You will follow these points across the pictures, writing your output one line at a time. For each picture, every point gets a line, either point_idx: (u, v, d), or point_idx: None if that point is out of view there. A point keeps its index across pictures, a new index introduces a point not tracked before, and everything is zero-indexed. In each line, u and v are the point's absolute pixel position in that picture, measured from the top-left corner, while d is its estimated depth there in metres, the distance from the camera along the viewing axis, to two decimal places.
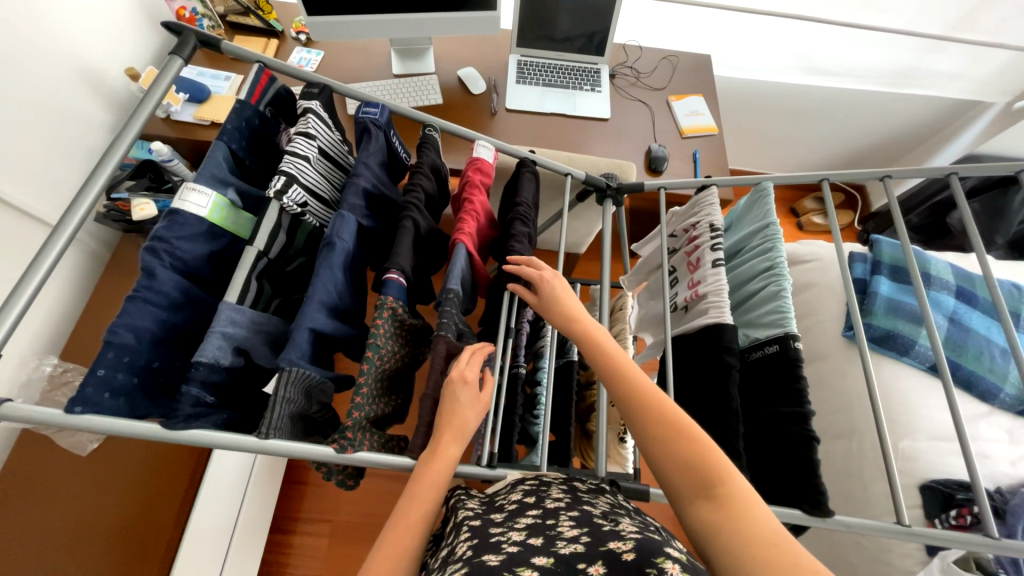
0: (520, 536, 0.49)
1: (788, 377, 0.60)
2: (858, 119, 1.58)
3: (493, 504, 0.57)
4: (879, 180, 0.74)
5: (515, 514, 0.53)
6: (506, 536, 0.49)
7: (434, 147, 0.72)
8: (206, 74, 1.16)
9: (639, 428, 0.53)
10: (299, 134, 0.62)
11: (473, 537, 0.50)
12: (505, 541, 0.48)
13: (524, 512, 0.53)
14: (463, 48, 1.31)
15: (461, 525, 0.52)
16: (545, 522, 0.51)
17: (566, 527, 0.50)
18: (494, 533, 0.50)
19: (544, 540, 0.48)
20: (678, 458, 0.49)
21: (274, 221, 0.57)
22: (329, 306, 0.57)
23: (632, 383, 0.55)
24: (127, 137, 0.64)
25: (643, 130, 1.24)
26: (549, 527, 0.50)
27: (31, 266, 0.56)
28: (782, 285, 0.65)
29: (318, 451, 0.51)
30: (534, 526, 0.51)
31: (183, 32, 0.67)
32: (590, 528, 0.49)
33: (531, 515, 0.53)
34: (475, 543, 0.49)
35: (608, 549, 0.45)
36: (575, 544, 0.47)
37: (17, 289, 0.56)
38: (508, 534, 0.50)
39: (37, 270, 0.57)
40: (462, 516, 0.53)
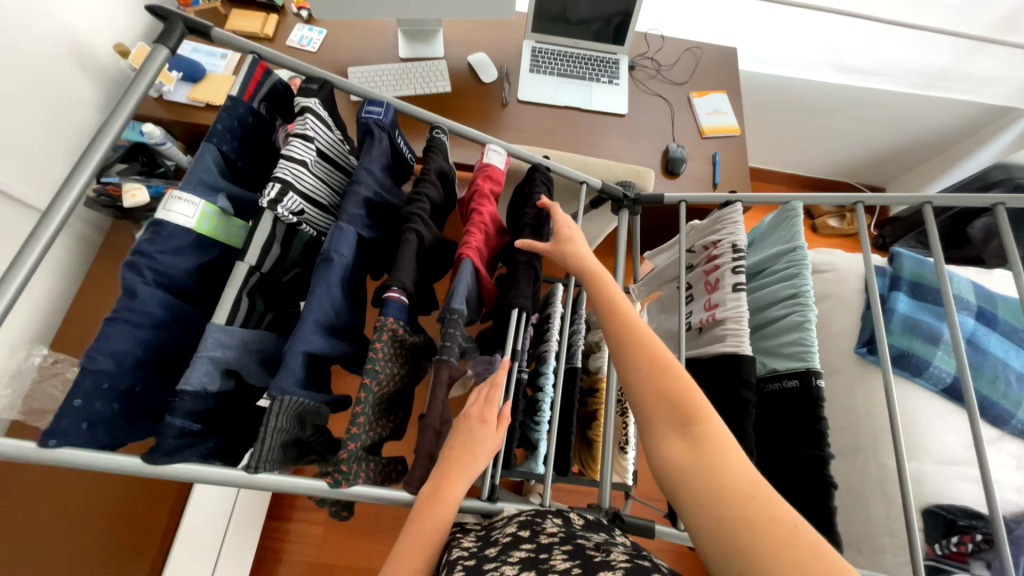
0: (513, 571, 0.47)
1: (808, 416, 0.57)
2: (887, 121, 1.50)
3: (488, 538, 0.54)
4: (922, 205, 0.70)
5: (509, 548, 0.51)
6: (499, 572, 0.47)
7: (441, 150, 0.67)
8: (202, 51, 1.09)
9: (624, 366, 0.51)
10: (295, 135, 0.57)
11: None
12: None
13: (518, 546, 0.51)
14: (474, 31, 1.24)
15: (455, 561, 0.49)
16: (538, 557, 0.49)
17: (559, 560, 0.47)
18: (487, 569, 0.48)
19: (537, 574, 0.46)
20: (658, 394, 0.48)
21: (267, 233, 0.53)
22: (325, 326, 0.53)
23: (625, 324, 0.54)
24: (117, 122, 0.60)
25: (660, 128, 1.18)
26: (541, 562, 0.48)
27: (8, 272, 0.52)
28: (807, 316, 0.61)
29: (312, 487, 0.49)
30: (528, 560, 0.48)
31: (169, 16, 0.62)
32: (583, 561, 0.47)
33: (525, 549, 0.50)
34: None
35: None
36: None
37: (0, 287, 0.52)
38: (502, 568, 0.48)
39: (22, 268, 0.53)
40: (456, 554, 0.50)
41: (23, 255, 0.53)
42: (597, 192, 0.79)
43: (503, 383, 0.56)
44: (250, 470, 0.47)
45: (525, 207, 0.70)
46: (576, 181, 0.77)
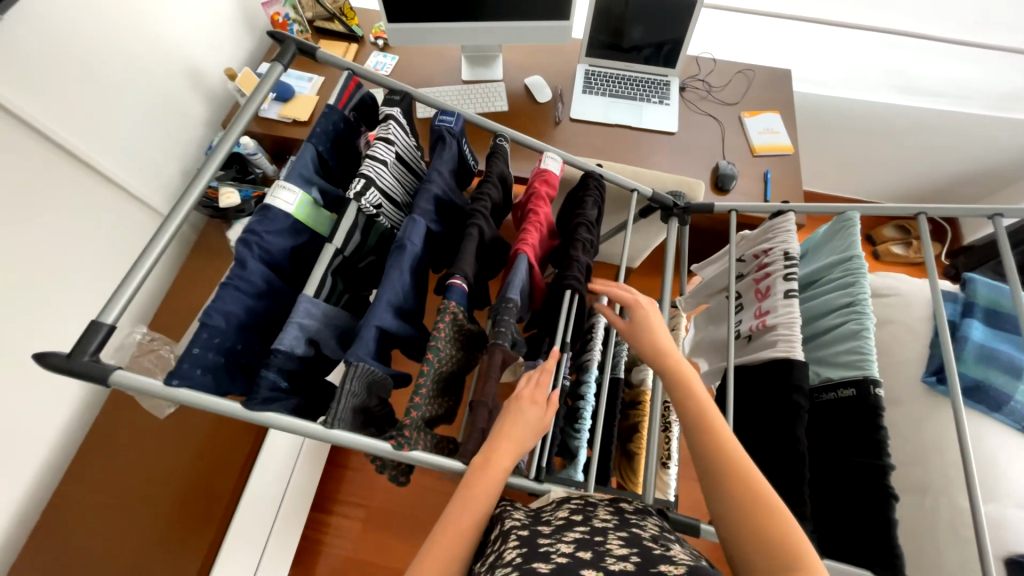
0: (569, 548, 0.49)
1: (866, 425, 0.56)
2: (957, 144, 1.43)
3: (539, 517, 0.57)
4: (988, 219, 0.67)
5: (562, 529, 0.53)
6: (554, 548, 0.49)
7: (503, 156, 0.73)
8: (292, 75, 1.24)
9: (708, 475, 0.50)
10: (379, 139, 0.65)
11: (523, 546, 0.50)
12: (554, 552, 0.48)
13: (572, 528, 0.53)
14: (531, 57, 1.33)
15: (509, 533, 0.53)
16: (593, 538, 0.50)
17: (615, 545, 0.49)
18: (542, 544, 0.50)
19: (593, 554, 0.47)
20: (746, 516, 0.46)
21: (351, 221, 0.60)
22: (395, 306, 0.59)
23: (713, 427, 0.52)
24: (244, 119, 0.69)
25: (710, 146, 1.19)
26: (597, 543, 0.49)
27: (155, 236, 0.58)
28: (864, 324, 0.60)
29: (377, 445, 0.53)
30: (583, 540, 0.50)
31: (284, 40, 0.73)
32: (641, 550, 0.48)
33: (579, 530, 0.52)
34: (524, 551, 0.49)
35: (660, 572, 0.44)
36: (625, 563, 0.46)
37: (153, 241, 0.58)
38: (557, 545, 0.49)
39: (168, 229, 0.60)
40: (510, 526, 0.54)
41: (171, 217, 0.60)
42: (647, 201, 0.82)
43: (552, 369, 0.60)
44: (325, 427, 0.53)
45: (579, 210, 0.74)
46: (627, 189, 0.81)
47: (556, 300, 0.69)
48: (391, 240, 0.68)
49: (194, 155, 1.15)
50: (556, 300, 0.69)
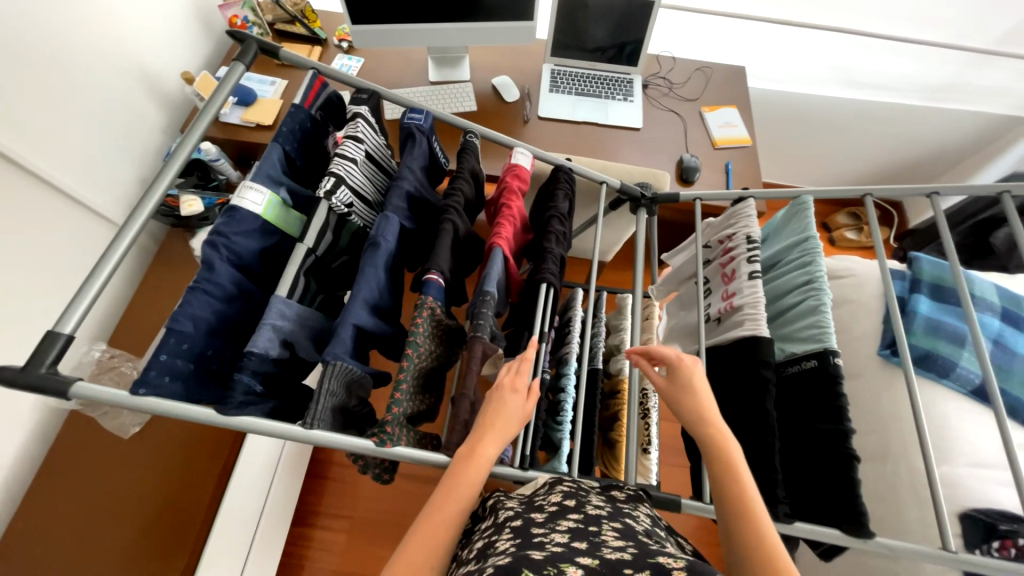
0: (564, 538, 0.49)
1: (828, 394, 0.59)
2: (898, 134, 1.53)
3: (531, 504, 0.58)
4: (926, 197, 0.72)
5: (556, 516, 0.53)
6: (548, 538, 0.49)
7: (474, 153, 0.74)
8: (253, 79, 1.21)
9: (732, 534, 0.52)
10: (348, 137, 0.64)
11: (516, 537, 0.50)
12: (549, 541, 0.48)
13: (565, 516, 0.54)
14: (497, 57, 1.34)
15: (504, 525, 0.53)
16: (587, 528, 0.51)
17: (610, 536, 0.50)
18: (537, 534, 0.51)
19: (589, 544, 0.48)
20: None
21: (322, 220, 0.59)
22: (371, 304, 0.59)
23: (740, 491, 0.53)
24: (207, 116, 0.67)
25: (674, 141, 1.24)
26: (592, 534, 0.50)
27: (113, 243, 0.55)
28: (822, 300, 0.64)
29: (359, 443, 0.53)
30: (577, 530, 0.51)
31: (245, 39, 0.71)
32: (637, 543, 0.49)
33: (573, 519, 0.53)
34: (518, 541, 0.49)
35: (658, 563, 0.45)
36: (622, 552, 0.47)
37: (111, 248, 0.56)
38: (552, 535, 0.50)
39: (127, 236, 0.57)
40: (504, 518, 0.54)
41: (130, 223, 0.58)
42: (616, 193, 0.85)
43: (532, 359, 0.61)
44: (305, 428, 0.52)
45: (551, 203, 0.76)
46: (596, 182, 0.83)
47: (532, 292, 0.70)
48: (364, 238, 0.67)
49: (152, 162, 1.10)
50: (532, 292, 0.70)
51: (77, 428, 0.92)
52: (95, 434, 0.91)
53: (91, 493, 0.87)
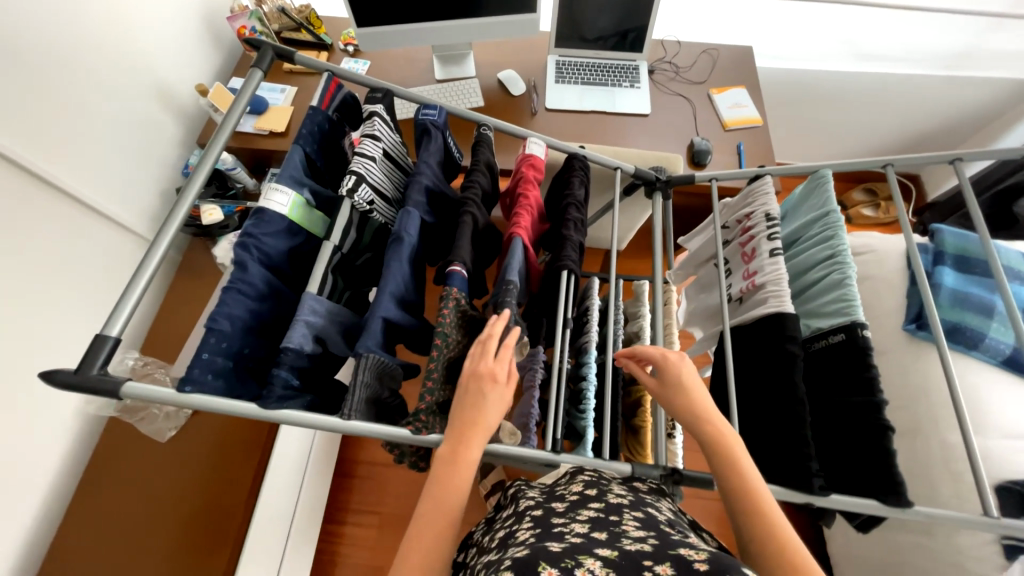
0: (583, 528, 0.51)
1: (858, 366, 0.59)
2: (912, 105, 1.50)
3: (552, 493, 0.60)
4: (949, 163, 0.71)
5: (577, 505, 0.55)
6: (568, 527, 0.51)
7: (488, 145, 0.74)
8: (264, 87, 1.23)
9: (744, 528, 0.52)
10: (365, 136, 0.65)
11: (536, 525, 0.52)
12: (568, 531, 0.50)
13: (586, 504, 0.55)
14: (502, 52, 1.34)
15: (524, 514, 0.55)
16: (607, 517, 0.52)
17: (632, 526, 0.50)
18: (556, 523, 0.52)
19: (609, 534, 0.49)
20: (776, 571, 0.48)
21: (346, 219, 0.61)
22: (398, 297, 0.60)
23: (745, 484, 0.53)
24: (233, 118, 0.68)
25: (684, 125, 1.23)
26: (612, 523, 0.51)
27: (154, 245, 0.58)
28: (846, 273, 0.63)
29: (395, 432, 0.55)
30: (597, 519, 0.52)
31: (261, 47, 0.72)
32: (657, 533, 0.49)
33: (593, 508, 0.54)
34: (537, 531, 0.51)
35: (678, 554, 0.44)
36: (642, 544, 0.46)
37: (151, 249, 0.58)
38: (571, 524, 0.51)
39: (165, 237, 0.59)
40: (525, 507, 0.57)
41: (167, 225, 0.60)
42: (630, 178, 0.85)
43: (514, 345, 0.59)
44: (343, 418, 0.53)
45: (567, 191, 0.76)
46: (610, 168, 0.83)
47: (553, 281, 0.70)
48: (386, 235, 0.68)
49: (172, 175, 1.14)
50: (553, 281, 0.70)
51: (116, 432, 0.95)
52: (135, 437, 0.95)
53: (130, 498, 0.90)
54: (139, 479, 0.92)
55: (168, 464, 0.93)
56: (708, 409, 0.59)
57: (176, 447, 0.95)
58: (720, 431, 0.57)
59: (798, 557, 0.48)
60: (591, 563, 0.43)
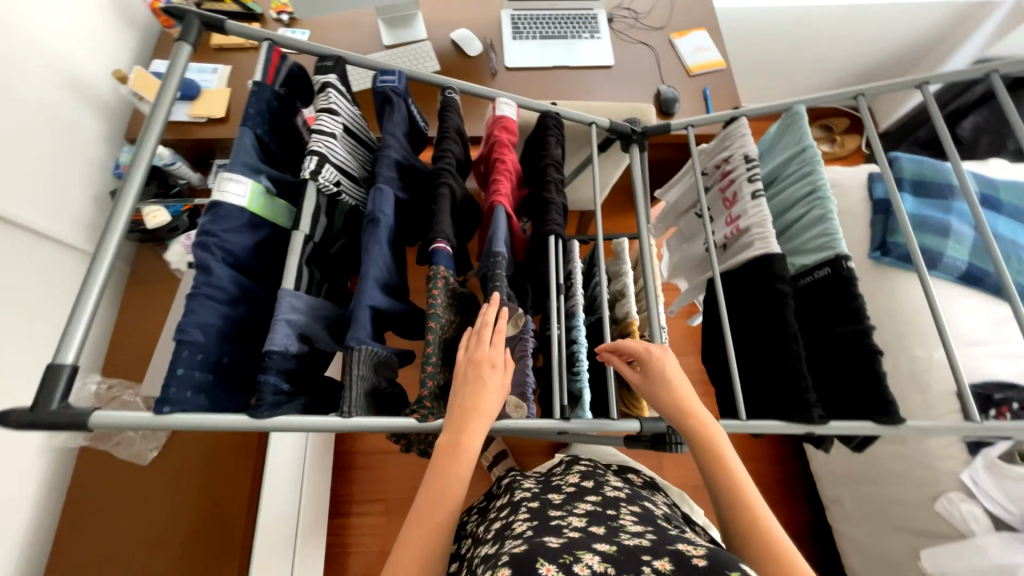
0: (582, 522, 0.59)
1: (844, 298, 0.60)
2: (864, 37, 1.52)
3: (551, 486, 0.73)
4: (916, 88, 0.72)
5: (575, 501, 0.66)
6: (567, 522, 0.59)
7: (456, 109, 0.70)
8: (192, 68, 1.10)
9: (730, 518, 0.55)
10: (322, 111, 0.59)
11: (534, 520, 0.61)
12: (568, 526, 0.58)
13: (584, 500, 0.66)
14: (452, 9, 1.25)
15: (523, 505, 0.68)
16: (605, 513, 0.62)
17: (629, 522, 0.59)
18: (555, 517, 0.61)
19: (606, 529, 0.57)
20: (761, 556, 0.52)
21: (313, 204, 0.56)
22: (382, 283, 0.56)
23: (731, 476, 0.57)
24: (166, 101, 0.60)
25: (648, 74, 1.20)
26: (609, 519, 0.61)
27: (98, 256, 0.51)
28: (827, 208, 0.64)
29: (400, 422, 0.53)
30: (594, 515, 0.61)
31: (184, 15, 0.63)
32: (654, 529, 0.58)
33: (591, 503, 0.65)
34: (535, 524, 0.60)
35: (677, 551, 0.49)
36: (640, 540, 0.53)
37: (95, 261, 0.51)
38: (571, 519, 0.60)
39: (109, 246, 0.53)
40: (523, 500, 0.69)
41: (109, 232, 0.53)
42: (605, 132, 0.82)
43: (504, 327, 0.57)
44: (343, 416, 0.51)
45: (543, 152, 0.73)
46: (585, 124, 0.80)
47: (541, 247, 0.68)
48: (358, 218, 0.64)
49: (104, 178, 1.02)
50: (541, 247, 0.68)
51: (87, 461, 0.89)
52: (111, 463, 0.89)
53: (116, 525, 0.85)
54: (123, 505, 0.86)
55: (156, 487, 0.88)
56: (691, 404, 0.62)
57: (161, 468, 0.90)
58: (703, 425, 0.60)
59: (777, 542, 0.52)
60: (589, 557, 0.48)
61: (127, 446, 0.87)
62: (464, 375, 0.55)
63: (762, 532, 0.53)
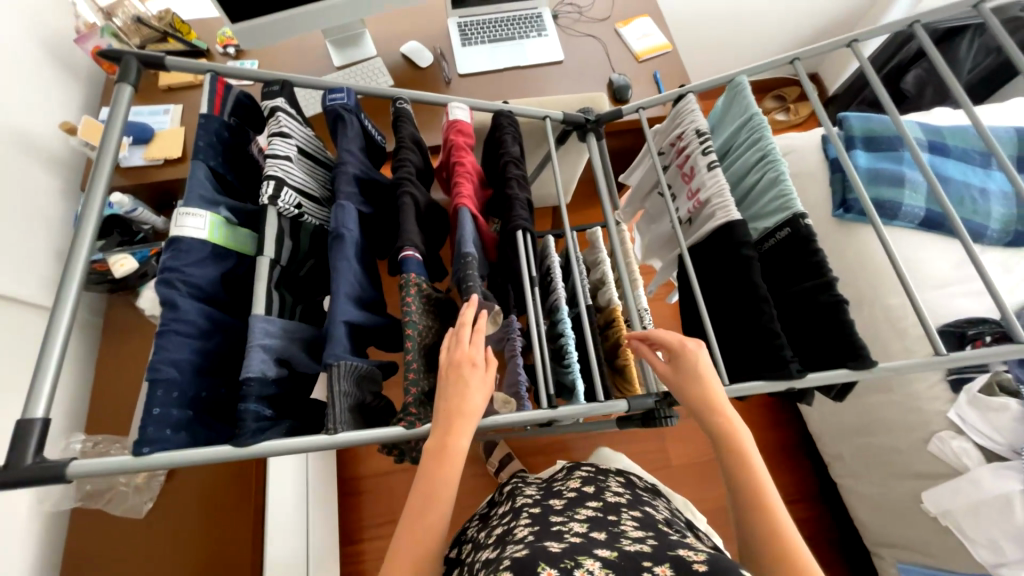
0: (585, 526, 0.64)
1: (805, 254, 0.62)
2: (801, 7, 1.58)
3: (553, 492, 0.77)
4: (847, 47, 0.75)
5: (578, 505, 0.71)
6: (570, 526, 0.64)
7: (409, 119, 0.70)
8: (143, 111, 1.09)
9: (743, 512, 0.56)
10: (274, 136, 0.60)
11: (536, 525, 0.66)
12: (571, 529, 0.63)
13: (585, 504, 0.71)
14: (399, 24, 1.26)
15: (526, 512, 0.72)
16: (607, 518, 0.67)
17: (630, 526, 0.64)
18: (557, 522, 0.65)
19: (609, 533, 0.62)
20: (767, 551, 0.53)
21: (276, 229, 0.56)
22: (355, 298, 0.56)
23: (749, 469, 0.58)
24: (111, 144, 0.59)
25: (599, 64, 1.22)
26: (612, 524, 0.65)
27: (57, 308, 0.50)
28: (779, 170, 0.66)
29: (389, 433, 0.53)
30: (597, 519, 0.66)
31: (121, 57, 0.63)
32: (657, 533, 0.63)
33: (593, 508, 0.70)
34: (537, 528, 0.65)
35: (677, 555, 0.54)
36: (641, 546, 0.57)
37: (56, 313, 0.50)
38: (574, 523, 0.65)
39: (68, 297, 0.52)
40: (526, 507, 0.74)
41: (66, 283, 0.52)
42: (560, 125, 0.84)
43: (483, 326, 0.57)
44: (330, 434, 0.50)
45: (501, 150, 0.74)
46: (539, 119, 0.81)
47: (510, 244, 0.69)
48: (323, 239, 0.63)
49: (64, 233, 1.00)
50: (510, 244, 0.69)
51: (82, 522, 0.87)
52: (105, 523, 0.87)
53: None
54: (121, 560, 0.84)
55: (154, 540, 0.86)
56: (719, 399, 0.60)
57: (158, 516, 0.88)
58: (729, 422, 0.60)
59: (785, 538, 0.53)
60: (590, 564, 0.53)
61: (120, 499, 0.87)
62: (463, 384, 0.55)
63: (774, 528, 0.53)
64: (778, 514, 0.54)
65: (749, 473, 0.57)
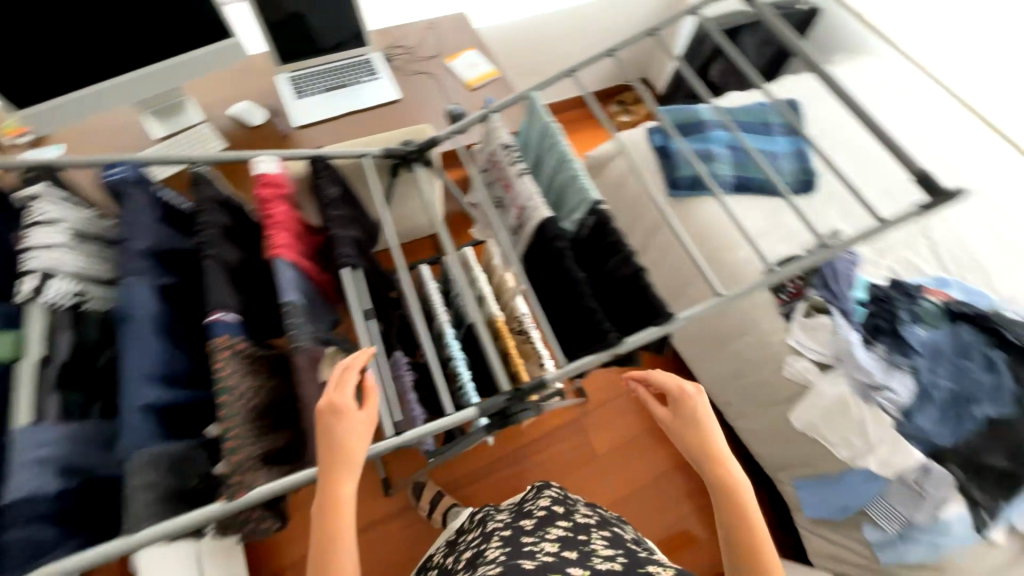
0: (555, 545, 0.82)
1: (605, 236, 0.70)
2: (611, 23, 1.80)
3: (522, 514, 0.98)
4: (607, 55, 0.91)
5: (546, 526, 0.91)
6: (540, 547, 0.82)
7: (210, 181, 0.67)
8: None
9: (727, 527, 0.66)
10: (33, 224, 0.55)
11: (506, 547, 0.83)
12: (543, 549, 0.80)
13: (556, 523, 0.92)
14: (225, 86, 1.23)
15: (496, 536, 0.89)
16: (577, 538, 0.86)
17: (600, 546, 0.84)
18: (529, 543, 0.83)
19: (579, 552, 0.81)
20: (745, 549, 0.64)
21: (43, 326, 0.54)
22: (154, 377, 0.54)
23: (732, 488, 0.67)
24: None
25: (435, 98, 1.29)
26: (581, 543, 0.84)
27: None
28: (574, 168, 0.74)
29: (206, 512, 0.49)
30: (568, 539, 0.85)
31: None
32: (627, 553, 0.84)
33: (563, 527, 0.90)
34: (507, 550, 0.82)
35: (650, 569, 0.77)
36: (610, 563, 0.77)
37: None
38: (544, 544, 0.83)
39: None
40: (496, 532, 0.92)
41: None
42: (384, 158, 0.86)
43: (353, 370, 0.57)
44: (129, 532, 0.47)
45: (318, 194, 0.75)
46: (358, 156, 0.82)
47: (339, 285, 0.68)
48: (97, 353, 0.59)
49: None
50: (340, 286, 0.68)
51: None
52: None
53: None
54: None
55: None
56: (722, 451, 0.68)
57: None
58: (727, 470, 0.67)
59: (761, 544, 0.64)
60: None
61: None
62: (364, 418, 0.56)
63: (751, 530, 0.65)
64: (758, 525, 0.65)
65: (730, 492, 0.66)
